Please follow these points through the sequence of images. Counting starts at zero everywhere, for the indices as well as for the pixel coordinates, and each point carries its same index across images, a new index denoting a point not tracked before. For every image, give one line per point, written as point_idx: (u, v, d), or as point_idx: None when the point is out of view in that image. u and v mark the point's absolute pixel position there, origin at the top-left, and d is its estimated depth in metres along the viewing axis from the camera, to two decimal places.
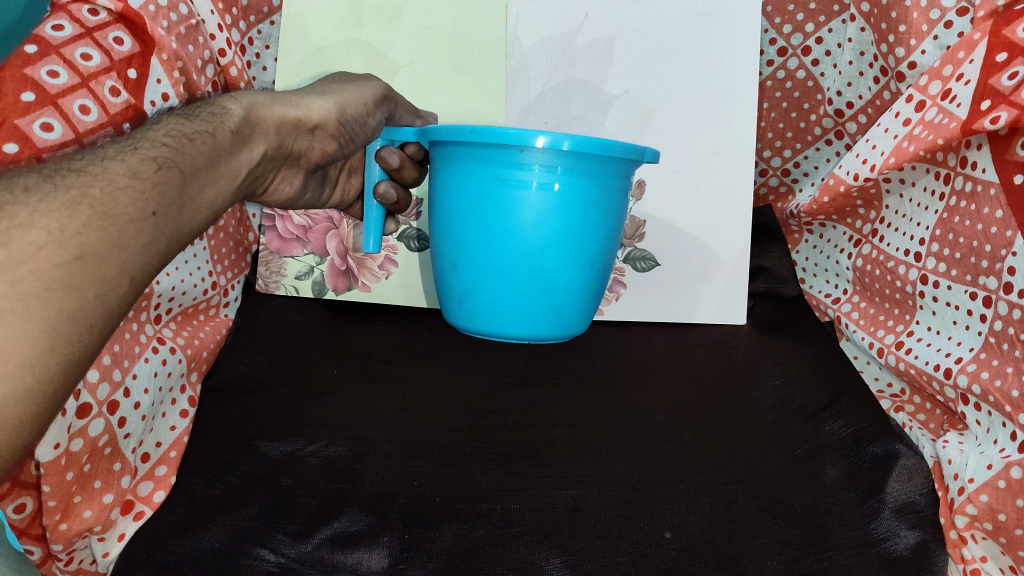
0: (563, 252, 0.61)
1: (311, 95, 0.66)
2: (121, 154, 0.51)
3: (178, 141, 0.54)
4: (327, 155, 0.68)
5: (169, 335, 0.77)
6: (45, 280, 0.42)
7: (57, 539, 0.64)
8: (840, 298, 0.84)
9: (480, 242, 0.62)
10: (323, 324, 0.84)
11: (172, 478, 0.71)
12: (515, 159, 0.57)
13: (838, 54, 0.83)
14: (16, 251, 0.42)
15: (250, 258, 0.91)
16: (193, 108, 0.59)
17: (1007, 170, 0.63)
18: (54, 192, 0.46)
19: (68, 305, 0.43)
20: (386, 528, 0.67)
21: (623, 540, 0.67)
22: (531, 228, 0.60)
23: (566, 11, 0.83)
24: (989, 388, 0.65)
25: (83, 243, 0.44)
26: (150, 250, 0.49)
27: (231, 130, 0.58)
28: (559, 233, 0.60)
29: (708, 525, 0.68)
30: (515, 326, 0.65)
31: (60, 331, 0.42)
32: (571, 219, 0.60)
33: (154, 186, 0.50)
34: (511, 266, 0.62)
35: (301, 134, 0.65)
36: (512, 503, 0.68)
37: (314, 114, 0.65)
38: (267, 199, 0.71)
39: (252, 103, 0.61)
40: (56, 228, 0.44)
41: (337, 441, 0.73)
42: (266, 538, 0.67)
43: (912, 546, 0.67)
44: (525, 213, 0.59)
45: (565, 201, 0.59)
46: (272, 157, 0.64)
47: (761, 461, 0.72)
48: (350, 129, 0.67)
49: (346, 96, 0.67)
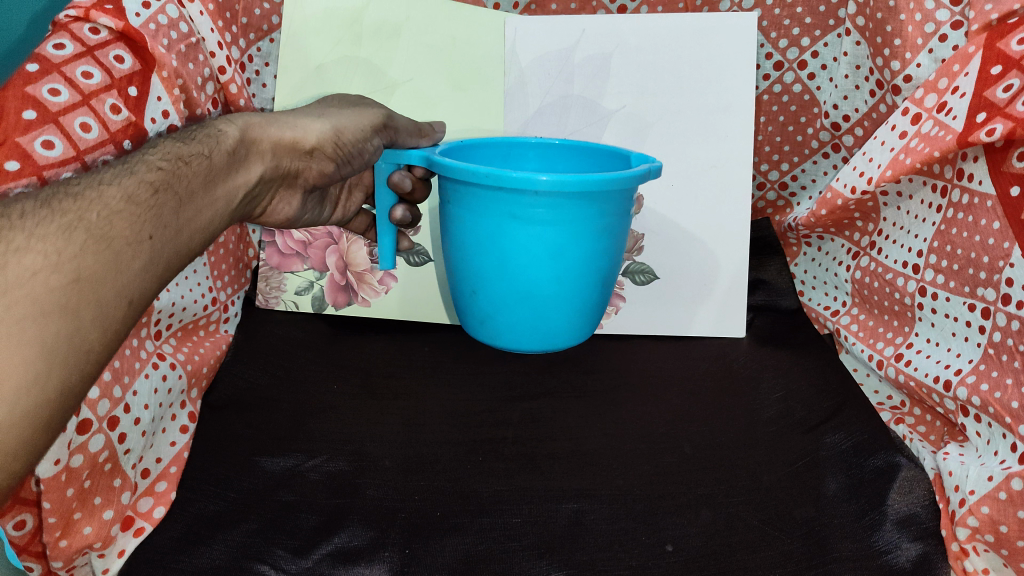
0: (576, 274, 0.62)
1: (309, 116, 0.65)
2: (117, 177, 0.51)
3: (173, 164, 0.55)
4: (325, 176, 0.67)
5: (169, 351, 0.78)
6: (42, 304, 0.42)
7: (57, 557, 0.63)
8: (839, 311, 0.85)
9: (494, 271, 0.63)
10: (323, 339, 0.87)
11: (172, 495, 0.70)
12: (519, 199, 0.57)
13: (833, 68, 0.84)
14: (13, 276, 0.42)
15: (250, 274, 0.94)
16: (190, 130, 0.60)
17: (1003, 182, 0.63)
18: (50, 217, 0.46)
19: (64, 328, 0.43)
20: (386, 543, 0.65)
21: (625, 554, 0.64)
22: (551, 256, 0.60)
23: (564, 26, 0.83)
24: (988, 400, 0.64)
25: (80, 266, 0.45)
26: (147, 274, 0.49)
27: (226, 152, 0.59)
28: (576, 257, 0.61)
29: (708, 539, 0.65)
30: (531, 342, 0.67)
31: (56, 355, 0.42)
32: (579, 246, 0.60)
33: (150, 210, 0.50)
34: (527, 292, 0.63)
35: (298, 156, 0.65)
36: (512, 517, 0.67)
37: (311, 134, 0.64)
38: (266, 220, 0.71)
39: (247, 124, 0.62)
40: (53, 252, 0.44)
41: (337, 456, 0.73)
42: (266, 554, 0.64)
43: (913, 559, 0.63)
44: (544, 245, 0.60)
45: (582, 229, 0.59)
46: (268, 178, 0.64)
47: (762, 474, 0.71)
48: (347, 152, 0.66)
49: (344, 117, 0.66)
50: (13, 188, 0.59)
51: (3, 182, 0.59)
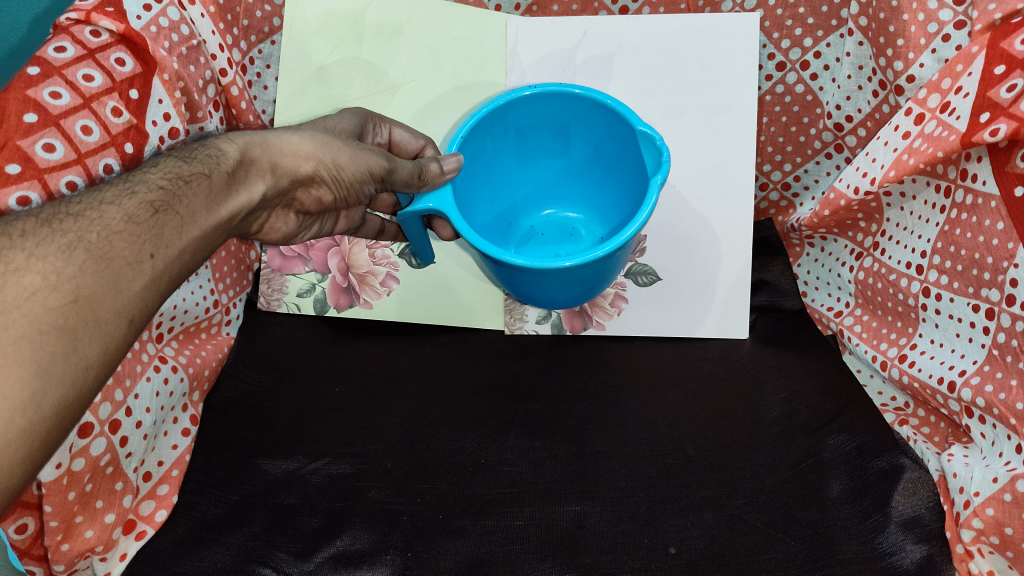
0: (598, 283, 0.71)
1: (310, 143, 0.63)
2: (118, 197, 0.51)
3: (174, 183, 0.54)
4: (323, 203, 0.66)
5: (170, 354, 0.77)
6: (38, 324, 0.43)
7: (58, 560, 0.66)
8: (843, 311, 0.83)
9: (521, 292, 0.72)
10: (324, 341, 0.84)
11: (173, 498, 0.73)
12: (551, 273, 0.64)
13: (836, 69, 0.83)
14: (11, 297, 0.43)
15: (251, 276, 0.90)
16: (191, 148, 0.58)
17: (1007, 182, 0.62)
18: (51, 236, 0.47)
19: (60, 348, 0.44)
20: (387, 546, 0.70)
21: (628, 557, 0.69)
22: (577, 287, 0.69)
23: (565, 28, 0.83)
24: (993, 402, 0.64)
25: (78, 286, 0.45)
26: (148, 293, 0.49)
27: (227, 173, 0.58)
28: (598, 277, 0.69)
29: (711, 541, 0.70)
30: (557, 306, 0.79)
31: (52, 374, 0.43)
32: (599, 277, 0.69)
33: (149, 229, 0.50)
34: (559, 302, 0.73)
35: (297, 183, 0.63)
36: (514, 520, 0.71)
37: (310, 161, 0.63)
38: (263, 237, 0.70)
39: (248, 145, 0.60)
40: (52, 272, 0.45)
41: (340, 459, 0.76)
42: (267, 557, 0.70)
43: (918, 562, 0.67)
44: (570, 285, 0.68)
45: (602, 266, 0.67)
46: (268, 202, 0.63)
47: (765, 476, 0.73)
48: (347, 184, 0.65)
49: (346, 150, 0.65)
50: (13, 192, 0.60)
51: (4, 185, 0.60)
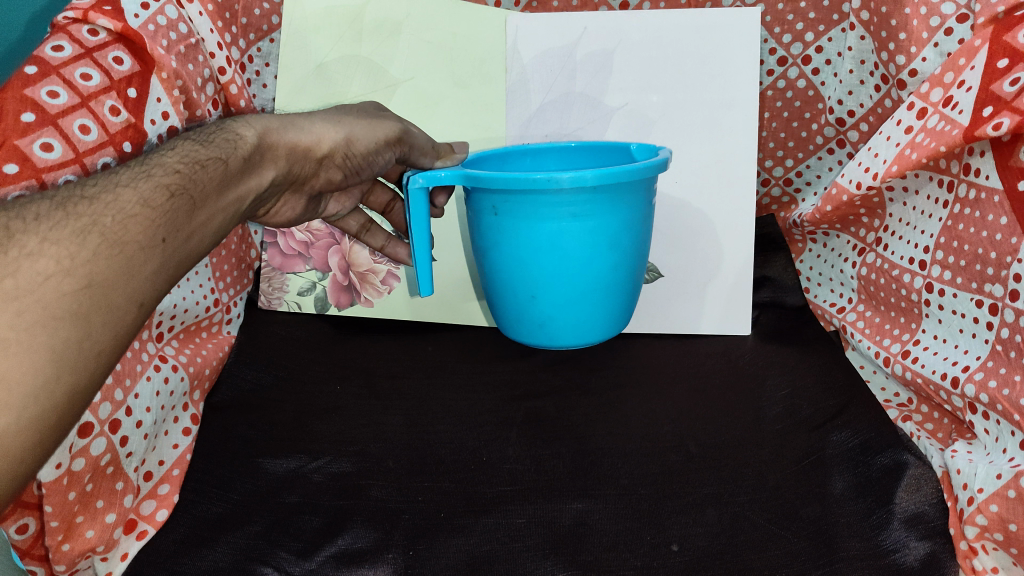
0: (615, 259, 0.71)
1: (323, 120, 0.66)
2: (134, 180, 0.51)
3: (190, 167, 0.54)
4: (333, 181, 0.69)
5: (171, 353, 0.80)
6: (51, 309, 0.42)
7: (59, 560, 0.63)
8: (845, 307, 0.85)
9: (534, 271, 0.71)
10: (325, 339, 0.90)
11: (176, 496, 0.70)
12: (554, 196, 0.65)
13: (838, 63, 0.83)
14: (24, 281, 0.41)
15: (252, 275, 0.97)
16: (206, 132, 0.59)
17: (1009, 177, 0.62)
18: (65, 219, 0.46)
19: (74, 334, 0.42)
20: (389, 545, 0.64)
21: (629, 553, 0.62)
22: (589, 249, 0.69)
23: (565, 25, 0.83)
24: (995, 397, 0.63)
25: (91, 272, 0.44)
26: (157, 278, 0.49)
27: (243, 156, 0.59)
28: (610, 240, 0.69)
29: (715, 538, 0.62)
30: (572, 340, 0.76)
31: (66, 360, 0.41)
32: (615, 237, 0.69)
33: (164, 212, 0.50)
34: (574, 286, 0.71)
35: (310, 161, 0.65)
36: (518, 518, 0.65)
37: (325, 141, 0.65)
38: (268, 221, 0.71)
39: (265, 128, 0.62)
40: (65, 257, 0.44)
41: (341, 458, 0.73)
42: (269, 556, 0.63)
43: (922, 558, 0.59)
44: (582, 237, 0.68)
45: (612, 215, 0.67)
46: (279, 183, 0.64)
47: (767, 473, 0.68)
48: (357, 162, 0.68)
49: (360, 124, 0.67)
50: (12, 191, 0.59)
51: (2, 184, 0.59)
